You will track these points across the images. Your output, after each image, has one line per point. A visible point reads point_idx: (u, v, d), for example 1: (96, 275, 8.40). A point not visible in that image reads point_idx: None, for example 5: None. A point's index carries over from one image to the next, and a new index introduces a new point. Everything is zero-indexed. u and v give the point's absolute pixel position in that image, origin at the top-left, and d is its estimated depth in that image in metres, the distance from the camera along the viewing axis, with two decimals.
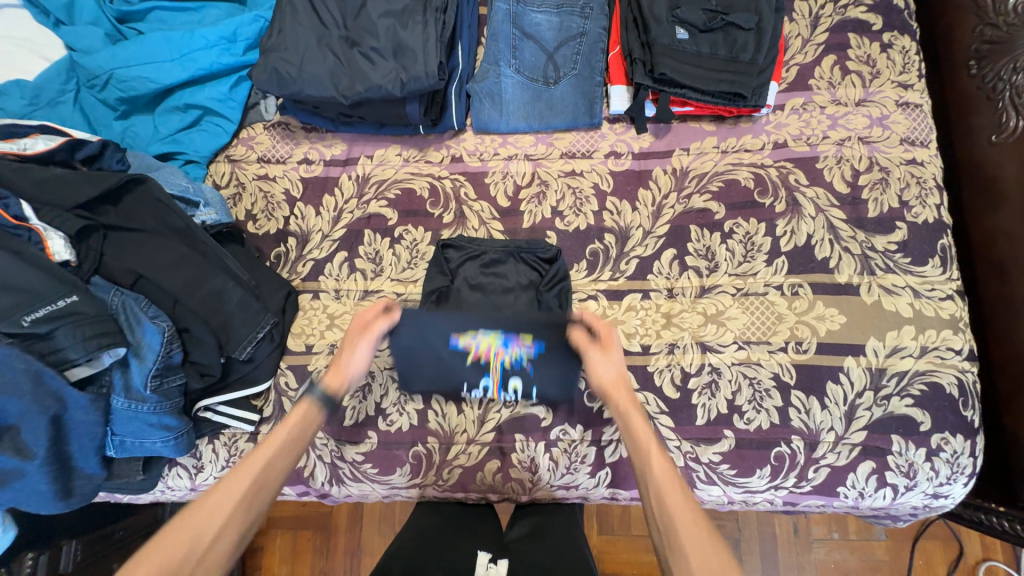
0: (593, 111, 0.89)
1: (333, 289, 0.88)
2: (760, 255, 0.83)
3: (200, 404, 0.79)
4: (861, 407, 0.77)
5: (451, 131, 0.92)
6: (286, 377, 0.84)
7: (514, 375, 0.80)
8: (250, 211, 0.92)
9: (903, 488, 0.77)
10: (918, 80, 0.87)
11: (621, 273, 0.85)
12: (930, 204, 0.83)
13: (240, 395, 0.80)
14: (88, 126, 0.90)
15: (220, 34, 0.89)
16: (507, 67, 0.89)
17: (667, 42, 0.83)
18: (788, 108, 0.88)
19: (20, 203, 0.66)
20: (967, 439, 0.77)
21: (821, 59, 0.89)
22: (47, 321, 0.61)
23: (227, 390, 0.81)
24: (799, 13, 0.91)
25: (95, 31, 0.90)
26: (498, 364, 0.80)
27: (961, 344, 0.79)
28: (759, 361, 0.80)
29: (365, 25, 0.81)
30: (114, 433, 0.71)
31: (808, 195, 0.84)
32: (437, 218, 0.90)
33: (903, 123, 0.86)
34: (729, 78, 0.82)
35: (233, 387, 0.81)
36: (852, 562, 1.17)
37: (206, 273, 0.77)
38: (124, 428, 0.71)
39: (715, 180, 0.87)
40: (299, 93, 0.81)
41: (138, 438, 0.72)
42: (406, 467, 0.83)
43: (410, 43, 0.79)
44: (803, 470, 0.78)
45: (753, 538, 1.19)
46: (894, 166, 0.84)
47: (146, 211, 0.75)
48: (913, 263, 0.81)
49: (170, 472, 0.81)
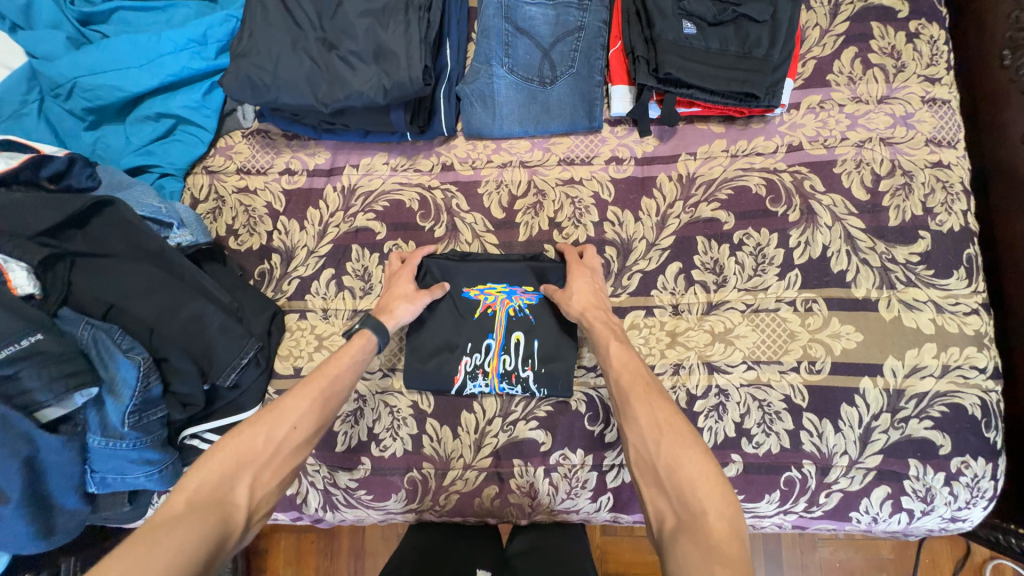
0: (592, 113, 0.82)
1: (321, 309, 0.84)
2: (772, 269, 0.78)
3: (185, 433, 0.76)
4: (877, 430, 0.73)
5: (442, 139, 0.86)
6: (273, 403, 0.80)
7: (518, 327, 0.80)
8: (231, 226, 0.88)
9: (920, 512, 0.74)
10: (946, 73, 0.80)
11: (623, 288, 0.80)
12: (956, 211, 0.77)
13: (227, 422, 0.78)
14: (55, 139, 0.85)
15: (189, 36, 0.82)
16: (499, 67, 0.83)
17: (673, 38, 0.76)
18: (803, 107, 0.81)
19: None
20: (989, 462, 0.73)
21: (840, 51, 0.82)
22: (11, 362, 0.58)
23: (213, 417, 0.77)
24: (817, 1, 0.83)
25: (56, 35, 0.83)
26: (504, 315, 0.80)
27: (986, 362, 0.74)
28: (769, 382, 0.75)
29: (343, 25, 0.74)
30: (94, 470, 0.68)
31: (824, 203, 0.78)
32: (428, 231, 0.84)
33: (929, 122, 0.79)
34: (741, 76, 0.76)
35: (220, 415, 0.78)
36: (857, 562, 1.15)
37: (184, 299, 0.73)
38: (103, 465, 0.68)
39: (724, 187, 0.81)
40: (275, 101, 0.75)
41: (119, 474, 0.68)
42: (401, 493, 0.80)
43: (392, 45, 0.72)
44: (814, 495, 0.74)
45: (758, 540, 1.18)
46: (918, 170, 0.78)
47: (116, 235, 0.71)
48: (936, 276, 0.76)
49: (159, 500, 0.80)
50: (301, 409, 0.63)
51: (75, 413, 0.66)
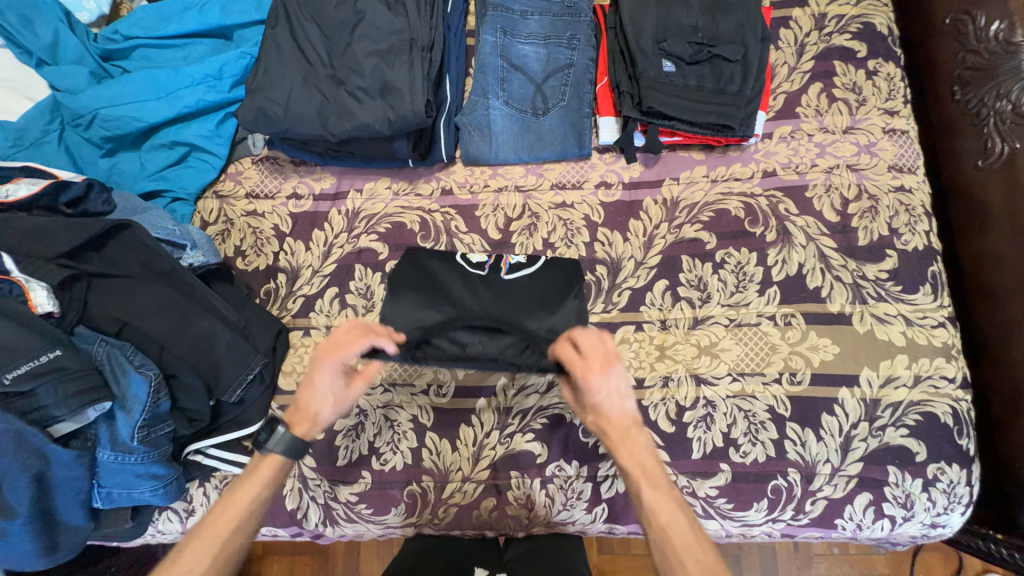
0: (582, 142, 0.89)
1: (324, 326, 0.87)
2: (752, 285, 0.83)
3: (190, 447, 0.78)
4: (856, 438, 0.77)
5: (442, 165, 0.92)
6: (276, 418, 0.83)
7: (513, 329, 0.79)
8: (239, 247, 0.91)
9: (901, 518, 0.77)
10: (904, 106, 0.88)
11: (614, 305, 0.85)
12: (919, 231, 0.83)
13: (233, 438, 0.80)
14: (73, 165, 0.89)
15: (206, 71, 0.89)
16: (495, 99, 0.89)
17: (654, 75, 0.83)
18: (776, 136, 0.88)
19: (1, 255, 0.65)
20: (963, 468, 0.77)
21: (807, 87, 0.89)
22: (31, 377, 0.60)
23: (217, 432, 0.80)
24: (785, 41, 0.91)
25: (79, 70, 0.89)
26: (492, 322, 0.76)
27: (955, 372, 0.79)
28: (754, 393, 0.79)
29: (351, 63, 0.80)
30: (101, 485, 0.69)
31: (798, 224, 0.84)
32: (428, 251, 0.89)
33: (890, 150, 0.86)
34: (718, 109, 0.83)
35: (223, 431, 0.80)
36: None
37: (194, 317, 0.76)
38: (111, 480, 0.69)
39: (706, 210, 0.87)
40: (286, 131, 0.80)
41: (125, 489, 0.70)
42: (400, 507, 0.82)
43: (396, 82, 0.78)
44: (800, 503, 0.77)
45: (754, 555, 1.19)
46: (883, 194, 0.85)
47: (131, 257, 0.75)
48: (904, 291, 0.81)
49: (160, 517, 0.80)
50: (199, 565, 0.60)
51: (85, 428, 0.68)
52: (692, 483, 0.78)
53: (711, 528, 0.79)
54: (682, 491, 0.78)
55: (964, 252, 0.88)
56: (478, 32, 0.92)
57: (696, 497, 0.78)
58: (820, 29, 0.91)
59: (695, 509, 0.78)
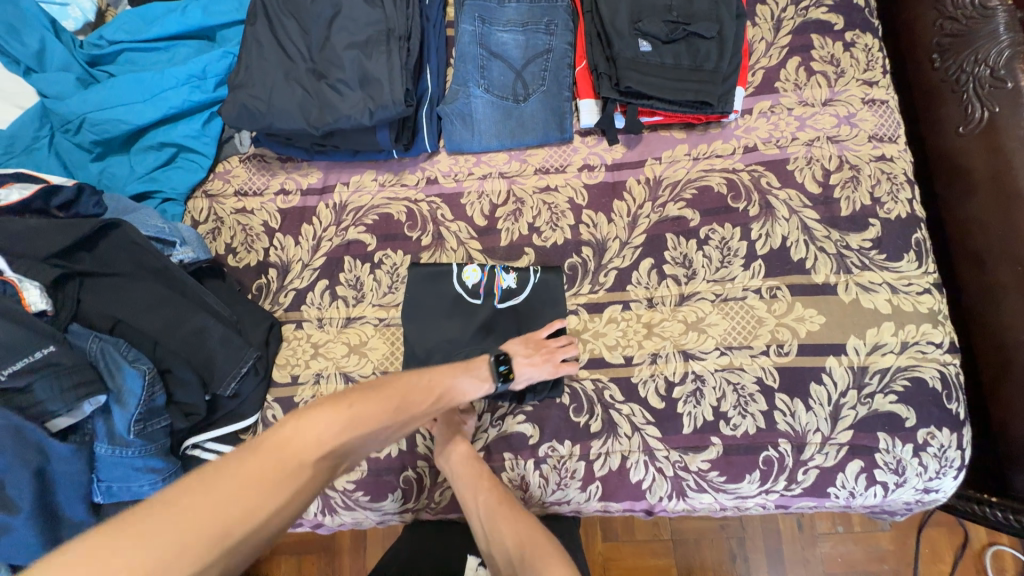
0: (564, 126, 0.90)
1: (316, 318, 0.88)
2: (737, 260, 0.84)
3: (188, 442, 0.80)
4: (845, 406, 0.78)
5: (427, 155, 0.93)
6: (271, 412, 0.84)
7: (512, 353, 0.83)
8: (230, 244, 0.93)
9: (893, 485, 0.77)
10: (882, 76, 0.88)
11: (600, 285, 0.85)
12: (902, 199, 0.83)
13: (230, 430, 0.81)
14: (65, 170, 0.91)
15: (189, 72, 0.90)
16: (476, 88, 0.90)
17: (631, 56, 0.84)
18: (756, 111, 0.89)
19: None
20: (954, 432, 0.77)
21: (785, 61, 0.90)
22: (25, 374, 0.62)
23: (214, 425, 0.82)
24: (761, 18, 0.92)
25: (65, 76, 0.90)
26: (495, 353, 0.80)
27: (942, 337, 0.79)
28: (742, 366, 0.80)
29: (330, 56, 0.82)
30: (101, 479, 0.70)
31: (780, 198, 0.85)
32: (415, 241, 0.90)
33: (870, 121, 0.87)
34: (696, 87, 0.83)
35: (220, 424, 0.82)
36: (857, 554, 1.18)
37: (186, 313, 0.77)
38: (110, 474, 0.70)
39: (688, 188, 0.87)
40: (270, 127, 0.82)
41: (125, 483, 0.71)
42: (397, 493, 0.83)
43: (376, 73, 0.79)
44: (792, 472, 0.78)
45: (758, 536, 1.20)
46: (864, 164, 0.85)
47: (121, 256, 0.76)
48: (888, 259, 0.81)
49: None
50: (372, 426, 0.62)
51: (83, 423, 0.70)
52: (684, 457, 0.79)
53: (705, 502, 0.80)
54: (675, 466, 0.79)
55: (949, 219, 0.88)
56: (456, 22, 0.93)
57: (688, 471, 0.79)
58: (796, 4, 0.92)
59: (687, 483, 0.79)
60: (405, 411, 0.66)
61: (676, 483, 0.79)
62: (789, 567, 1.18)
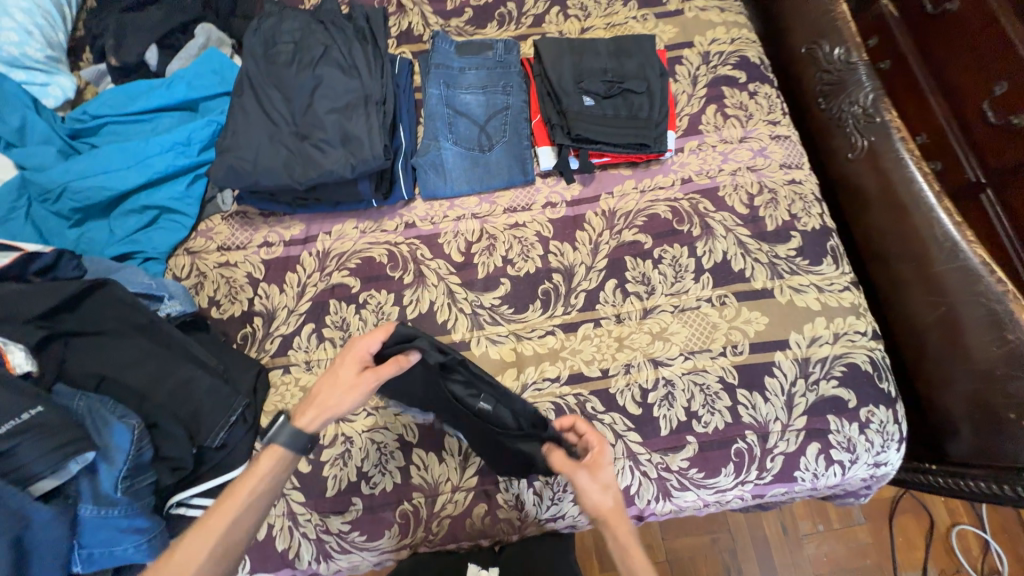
0: (526, 169, 1.01)
1: (304, 361, 0.91)
2: (688, 275, 0.95)
3: (172, 500, 0.77)
4: (797, 394, 0.87)
5: (403, 201, 1.01)
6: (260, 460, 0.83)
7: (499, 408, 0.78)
8: (213, 297, 0.95)
9: (849, 462, 0.86)
10: (782, 117, 1.07)
11: (573, 306, 0.94)
12: (813, 213, 0.99)
13: (219, 482, 0.79)
14: (41, 238, 0.92)
15: (175, 140, 0.96)
16: (445, 141, 1.01)
17: (577, 109, 0.99)
18: (687, 150, 1.04)
19: None
20: (889, 408, 0.88)
21: (704, 108, 1.07)
22: (10, 437, 0.61)
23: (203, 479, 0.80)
24: (680, 75, 1.10)
25: (47, 149, 0.94)
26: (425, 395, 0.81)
27: (865, 326, 0.92)
28: (705, 367, 0.89)
29: (312, 119, 0.90)
30: (82, 545, 0.68)
31: (716, 219, 0.98)
32: (398, 280, 0.96)
33: (779, 152, 1.04)
34: (635, 131, 0.98)
35: (208, 477, 0.80)
36: (839, 551, 1.24)
37: (173, 365, 0.78)
38: (92, 539, 0.68)
39: (639, 216, 1.00)
40: (256, 184, 0.88)
41: (107, 548, 0.69)
42: (394, 529, 0.83)
43: (356, 132, 0.89)
44: (761, 461, 0.85)
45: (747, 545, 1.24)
46: (779, 187, 1.01)
47: (107, 314, 0.77)
48: (811, 264, 0.95)
49: None
50: (198, 559, 0.62)
51: (65, 486, 0.68)
52: (665, 458, 0.85)
53: (689, 500, 0.85)
54: (658, 468, 0.85)
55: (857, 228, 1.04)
56: (424, 87, 1.05)
57: (671, 472, 0.85)
58: (707, 64, 1.11)
59: (671, 483, 0.84)
60: (220, 530, 0.64)
61: (661, 485, 0.84)
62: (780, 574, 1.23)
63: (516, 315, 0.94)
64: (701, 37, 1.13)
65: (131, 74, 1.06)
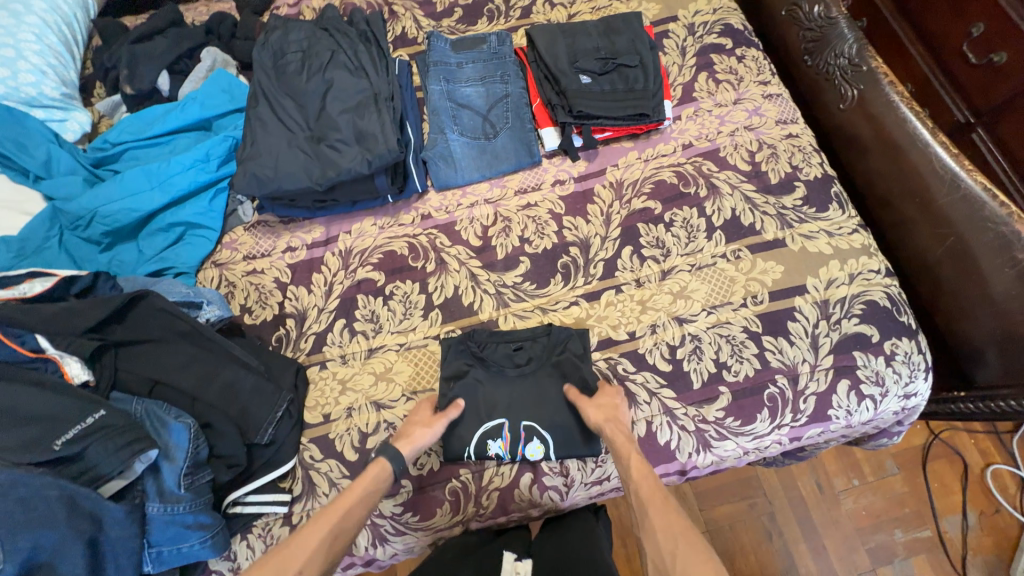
0: (532, 151, 1.05)
1: (339, 355, 0.93)
2: (700, 234, 0.98)
3: (229, 498, 0.80)
4: (821, 335, 0.90)
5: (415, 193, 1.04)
6: (309, 454, 0.85)
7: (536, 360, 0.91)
8: (244, 304, 0.98)
9: (880, 396, 0.88)
10: (772, 77, 1.11)
11: (593, 276, 0.97)
12: (814, 163, 1.02)
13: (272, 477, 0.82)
14: (75, 264, 0.95)
15: (194, 157, 0.99)
16: (451, 132, 1.05)
17: (576, 87, 1.02)
18: (684, 117, 1.08)
19: (37, 339, 0.72)
20: (912, 339, 0.90)
21: (696, 76, 1.11)
22: (80, 439, 0.64)
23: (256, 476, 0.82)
24: (669, 48, 1.14)
25: (74, 179, 0.98)
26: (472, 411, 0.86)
27: (879, 265, 0.94)
28: (728, 319, 0.91)
29: (326, 122, 0.95)
30: (151, 544, 0.70)
31: (721, 179, 1.02)
32: (420, 269, 0.99)
33: (773, 110, 1.07)
34: (633, 103, 1.02)
35: (261, 474, 0.81)
36: (878, 504, 1.25)
37: (219, 367, 0.82)
38: (161, 537, 0.71)
39: (646, 184, 1.03)
40: (278, 189, 0.91)
41: (175, 545, 0.71)
42: (445, 506, 0.85)
43: (369, 129, 0.93)
44: (795, 404, 0.87)
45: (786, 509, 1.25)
46: (778, 142, 1.04)
47: (151, 323, 0.80)
48: (818, 211, 0.98)
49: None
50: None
51: (130, 488, 0.70)
52: (701, 410, 0.87)
53: (729, 449, 0.87)
54: (695, 421, 0.87)
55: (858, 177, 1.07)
56: (425, 84, 1.09)
57: (708, 423, 0.87)
58: (694, 34, 1.15)
59: (709, 434, 0.86)
60: (297, 559, 0.68)
61: (700, 436, 0.86)
62: (823, 533, 1.24)
63: (538, 290, 0.97)
64: (685, 11, 1.18)
65: (144, 100, 1.10)
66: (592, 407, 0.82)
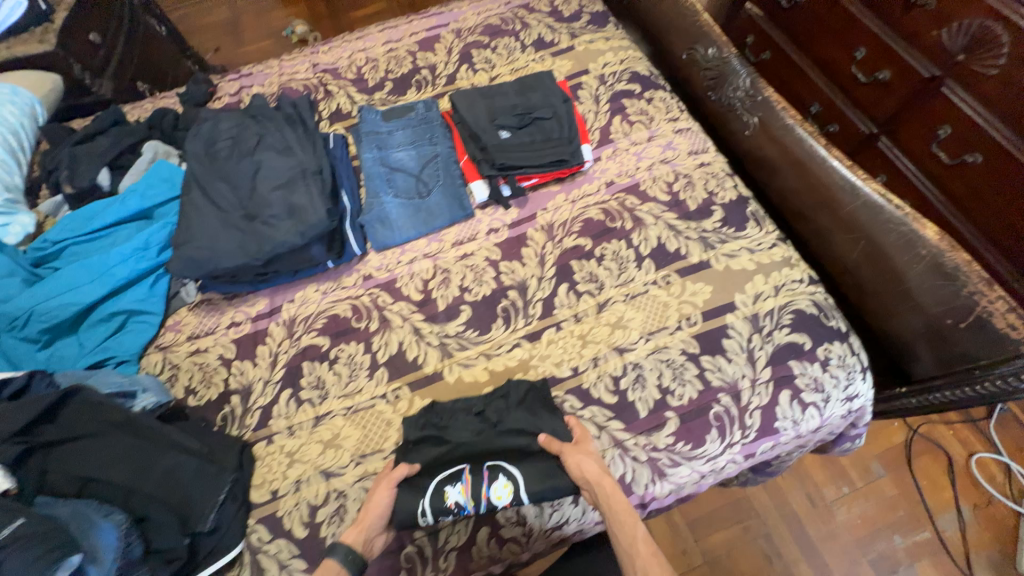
0: (464, 204, 1.10)
1: (286, 427, 0.92)
2: (631, 264, 1.02)
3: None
4: (756, 349, 0.92)
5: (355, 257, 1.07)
6: (257, 536, 0.82)
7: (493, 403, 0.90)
8: (188, 386, 0.97)
9: (822, 402, 0.90)
10: (680, 113, 1.20)
11: (533, 316, 0.99)
12: (727, 186, 1.09)
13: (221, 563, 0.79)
14: (10, 365, 0.93)
15: (135, 246, 1.02)
16: (386, 195, 1.10)
17: (498, 142, 1.10)
18: (604, 157, 1.15)
19: None
20: (843, 342, 0.93)
21: (611, 120, 1.20)
22: None
23: (203, 567, 0.79)
24: (584, 97, 1.24)
25: (12, 280, 0.99)
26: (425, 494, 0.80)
27: (801, 274, 0.99)
28: (666, 344, 0.94)
29: (262, 200, 0.99)
30: None
31: (644, 211, 1.08)
32: (364, 328, 1.00)
33: (685, 143, 1.16)
34: (553, 151, 1.09)
35: (207, 565, 0.79)
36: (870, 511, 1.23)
37: (157, 455, 0.80)
38: None
39: (575, 223, 1.08)
40: (215, 268, 0.93)
41: None
42: (402, 573, 0.81)
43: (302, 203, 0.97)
44: (742, 420, 0.88)
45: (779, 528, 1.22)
46: (692, 171, 1.12)
47: (84, 418, 0.79)
48: (737, 230, 1.04)
49: None
50: None
51: None
52: (651, 439, 0.87)
53: (685, 475, 0.86)
54: (647, 450, 0.87)
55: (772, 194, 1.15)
56: (359, 153, 1.15)
57: (660, 451, 0.86)
58: (605, 84, 1.26)
59: (663, 462, 0.86)
60: None
61: (654, 465, 0.86)
62: (818, 549, 1.20)
63: (481, 337, 0.98)
64: (594, 64, 1.29)
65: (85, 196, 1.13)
66: (583, 456, 0.80)
